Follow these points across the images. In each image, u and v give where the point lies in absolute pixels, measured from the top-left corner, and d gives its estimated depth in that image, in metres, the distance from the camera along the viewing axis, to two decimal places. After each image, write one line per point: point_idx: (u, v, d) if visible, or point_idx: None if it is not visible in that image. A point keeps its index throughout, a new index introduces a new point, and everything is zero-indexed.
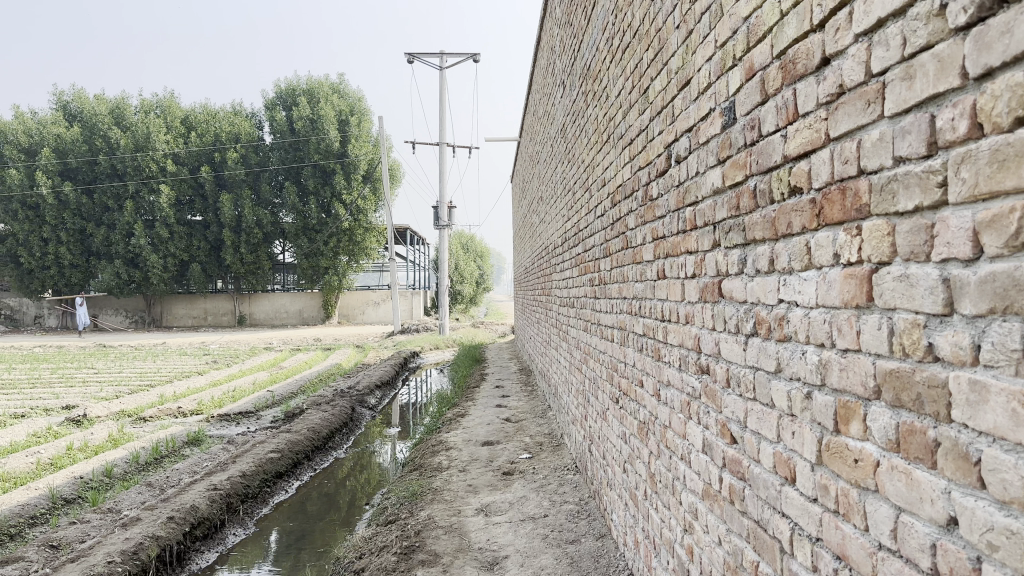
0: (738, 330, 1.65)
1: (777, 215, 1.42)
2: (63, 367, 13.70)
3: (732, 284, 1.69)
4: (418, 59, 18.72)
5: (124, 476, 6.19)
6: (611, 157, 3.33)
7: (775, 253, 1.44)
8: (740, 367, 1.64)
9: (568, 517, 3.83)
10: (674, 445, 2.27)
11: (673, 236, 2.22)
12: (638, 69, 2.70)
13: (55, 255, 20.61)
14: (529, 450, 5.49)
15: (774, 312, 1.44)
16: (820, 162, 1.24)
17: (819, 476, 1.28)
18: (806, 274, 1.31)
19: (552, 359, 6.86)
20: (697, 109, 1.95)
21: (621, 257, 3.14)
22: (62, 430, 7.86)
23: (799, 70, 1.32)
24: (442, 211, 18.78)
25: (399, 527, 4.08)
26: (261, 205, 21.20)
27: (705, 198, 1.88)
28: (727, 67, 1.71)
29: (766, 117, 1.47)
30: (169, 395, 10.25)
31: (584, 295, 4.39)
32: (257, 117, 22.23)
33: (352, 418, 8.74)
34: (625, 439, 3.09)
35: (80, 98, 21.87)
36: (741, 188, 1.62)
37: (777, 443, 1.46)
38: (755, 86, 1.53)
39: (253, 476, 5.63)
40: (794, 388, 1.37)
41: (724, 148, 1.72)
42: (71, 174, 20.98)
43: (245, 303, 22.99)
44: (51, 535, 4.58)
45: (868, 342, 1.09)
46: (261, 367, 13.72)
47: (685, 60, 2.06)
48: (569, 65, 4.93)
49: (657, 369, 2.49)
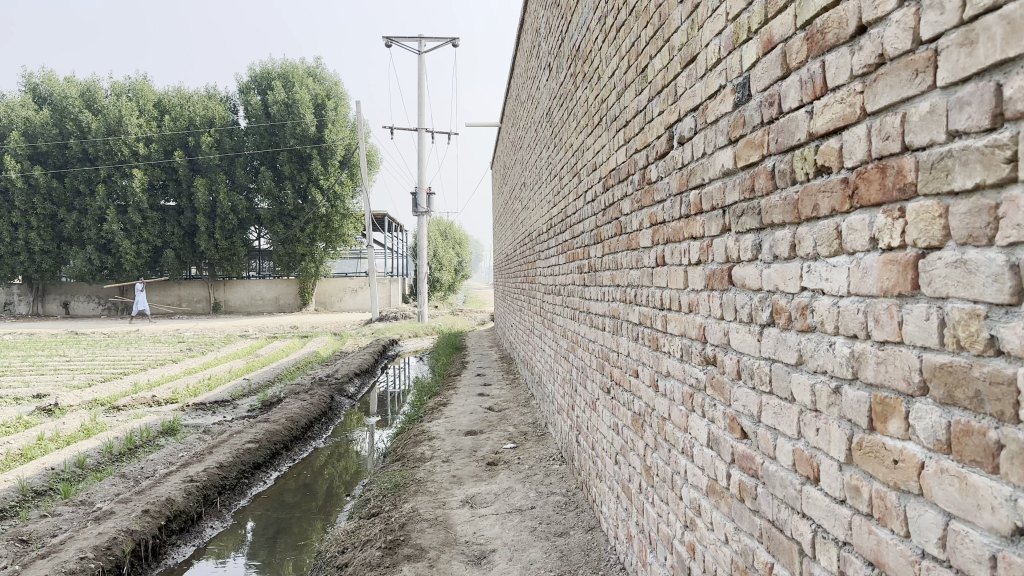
0: (751, 320, 1.56)
1: (801, 197, 1.33)
2: (34, 354, 13.41)
3: (743, 271, 1.60)
4: (396, 43, 18.43)
5: (97, 467, 6.03)
6: (603, 141, 3.23)
7: (797, 237, 1.35)
8: (753, 359, 1.55)
9: (556, 508, 3.75)
10: (673, 438, 2.18)
11: (674, 221, 2.13)
12: (634, 47, 2.60)
13: (25, 241, 20.23)
14: (513, 440, 5.40)
15: (795, 301, 1.35)
16: (854, 139, 1.16)
17: (848, 477, 1.19)
18: (834, 260, 1.22)
19: (535, 348, 6.77)
20: (704, 87, 1.85)
21: (614, 243, 3.04)
22: (33, 419, 7.66)
23: (829, 40, 1.23)
24: (421, 197, 18.55)
25: (383, 520, 3.98)
26: (236, 190, 20.87)
27: (713, 180, 1.78)
28: (741, 41, 1.61)
29: (788, 93, 1.38)
30: (144, 384, 10.05)
31: (572, 283, 4.28)
32: (232, 100, 21.87)
33: (331, 407, 8.59)
34: (617, 431, 3.01)
35: (50, 80, 21.39)
36: (756, 169, 1.53)
37: (797, 440, 1.37)
38: (775, 59, 1.43)
39: (231, 468, 5.49)
40: (818, 382, 1.28)
41: (737, 127, 1.63)
42: (40, 158, 20.52)
43: (220, 290, 22.66)
44: (21, 529, 4.43)
45: (912, 334, 1.01)
46: (237, 355, 13.52)
47: (690, 36, 1.96)
48: (555, 47, 4.83)
49: (654, 359, 2.39)
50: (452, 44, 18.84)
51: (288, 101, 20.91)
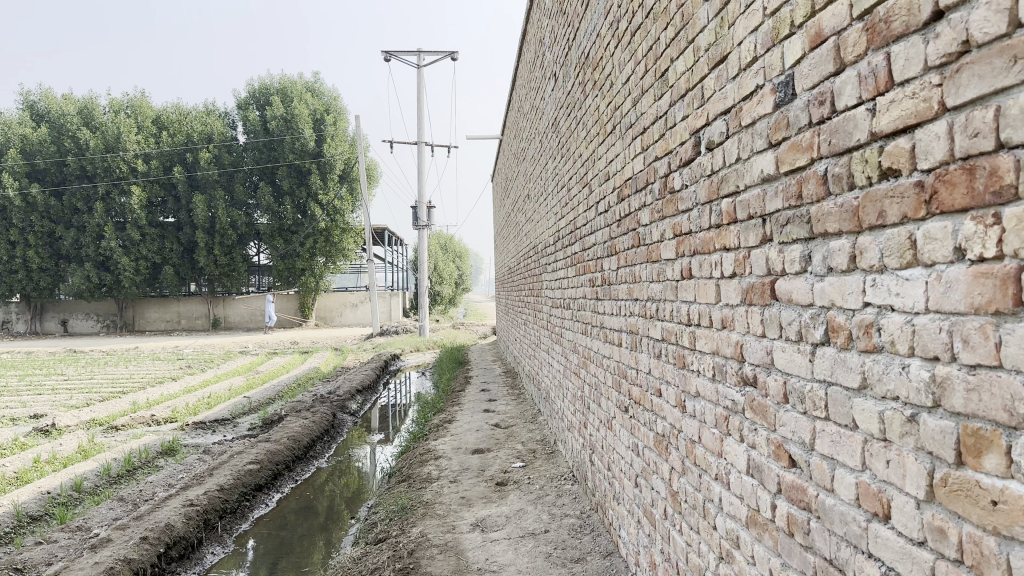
0: (800, 338, 1.43)
1: (861, 204, 1.21)
2: (31, 374, 13.21)
3: (789, 285, 1.47)
4: (395, 57, 18.47)
5: (95, 490, 5.88)
6: (617, 149, 3.11)
7: (858, 246, 1.22)
8: (804, 381, 1.42)
9: (570, 532, 3.60)
10: (704, 463, 2.05)
11: (701, 231, 2.00)
12: (652, 50, 2.48)
13: (23, 258, 20.11)
14: (522, 459, 5.25)
15: (857, 319, 1.23)
16: (930, 137, 1.03)
17: (927, 516, 1.07)
18: (907, 273, 1.09)
19: (541, 362, 6.64)
20: (737, 88, 1.72)
21: (631, 256, 2.91)
22: (30, 441, 7.51)
23: (896, 29, 1.10)
24: (422, 211, 18.46)
25: (390, 546, 3.84)
26: (235, 206, 20.77)
27: (750, 186, 1.66)
28: (782, 37, 1.48)
29: (843, 91, 1.26)
30: (143, 402, 9.90)
31: (583, 296, 4.15)
32: (230, 116, 21.84)
33: (334, 425, 8.43)
34: (637, 452, 2.87)
35: (48, 97, 21.34)
36: (804, 173, 1.40)
37: (862, 472, 1.24)
38: (826, 53, 1.31)
39: (232, 490, 5.33)
40: (889, 409, 1.15)
41: (779, 130, 1.50)
42: (38, 176, 20.43)
43: (220, 306, 22.51)
44: (15, 556, 4.28)
45: (1014, 356, 0.89)
46: (237, 372, 13.33)
47: (719, 34, 1.83)
48: (561, 56, 4.73)
49: (681, 378, 2.25)
50: (451, 57, 18.87)
51: (287, 116, 20.92)
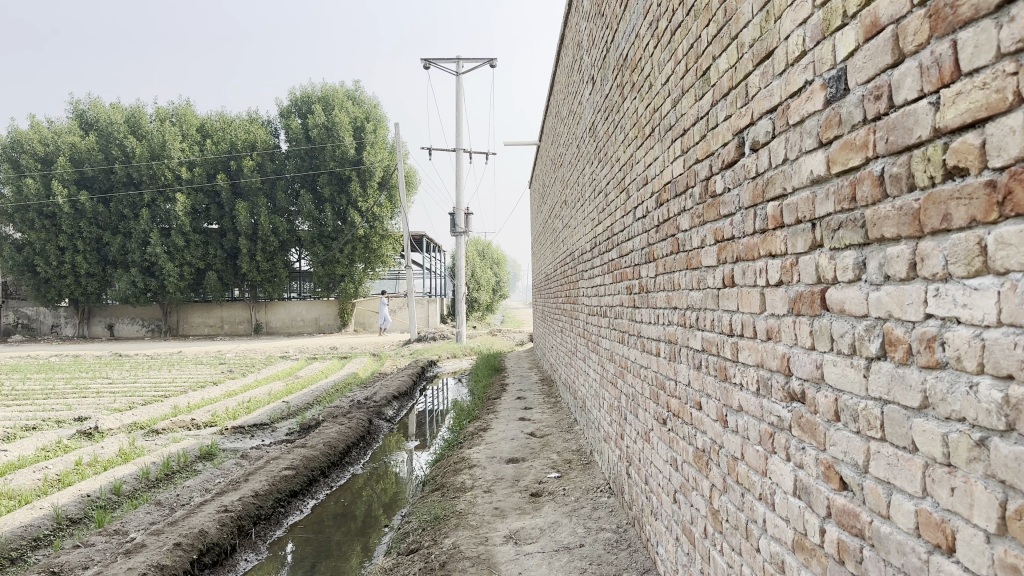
0: (854, 352, 1.33)
1: (923, 205, 1.11)
2: (77, 377, 13.47)
3: (842, 294, 1.37)
4: (435, 65, 18.55)
5: (133, 493, 5.91)
6: (655, 153, 3.02)
7: (919, 252, 1.12)
8: (858, 398, 1.32)
9: (607, 546, 3.49)
10: (747, 481, 1.94)
11: (745, 237, 1.90)
12: (693, 49, 2.38)
13: (72, 263, 20.59)
14: (557, 469, 5.16)
15: (918, 331, 1.12)
16: (1005, 132, 0.93)
17: (999, 551, 0.96)
18: (976, 282, 0.99)
19: (578, 371, 6.54)
20: (785, 83, 1.62)
21: (669, 262, 2.81)
22: (73, 443, 7.61)
23: (963, 14, 1.01)
24: (459, 217, 18.47)
25: (422, 557, 3.78)
26: (277, 213, 21.00)
27: (798, 189, 1.56)
28: (833, 29, 1.39)
29: (902, 83, 1.16)
30: (183, 406, 10.00)
31: (620, 304, 4.05)
32: (273, 125, 22.12)
33: (370, 431, 8.40)
34: (676, 467, 2.77)
35: (97, 106, 21.87)
36: (858, 173, 1.31)
37: (922, 499, 1.13)
38: (883, 43, 1.21)
39: (267, 496, 5.33)
40: (954, 431, 1.05)
41: (831, 127, 1.40)
42: (87, 183, 20.90)
43: (262, 311, 22.76)
44: (53, 560, 4.32)
45: None
46: (277, 377, 13.42)
47: (765, 29, 1.74)
48: (599, 59, 4.65)
49: (723, 392, 2.14)
50: (489, 65, 18.89)
51: (328, 125, 21.15)
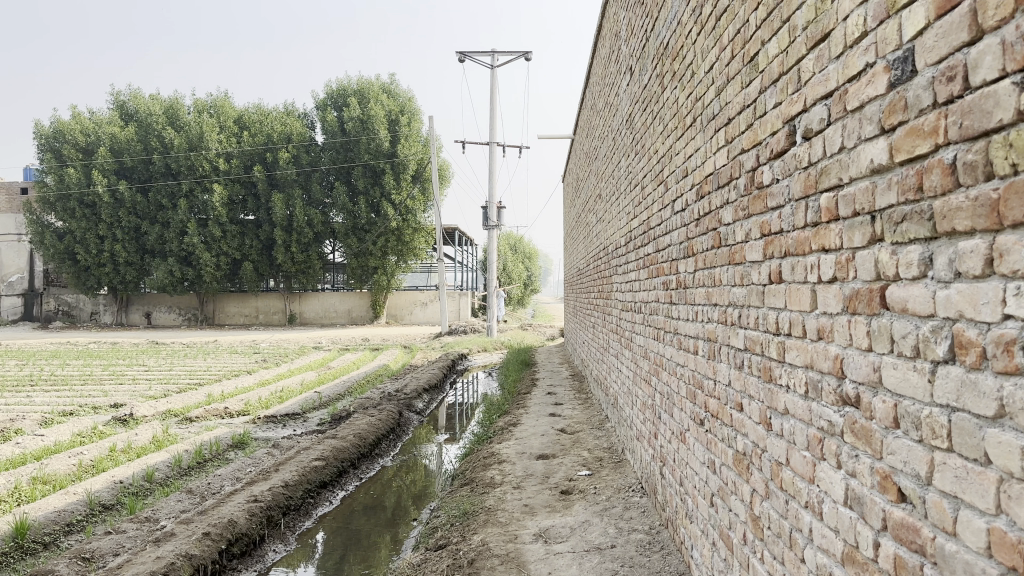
0: (917, 354, 1.23)
1: (1002, 195, 1.01)
2: (114, 364, 13.65)
3: (904, 292, 1.27)
4: (469, 58, 18.44)
5: (165, 481, 5.95)
6: (697, 143, 2.92)
7: (997, 248, 1.02)
8: (921, 405, 1.22)
9: (639, 549, 3.40)
10: (793, 488, 1.84)
11: (794, 231, 1.81)
12: (740, 34, 2.28)
13: (111, 252, 20.94)
14: (588, 466, 5.08)
15: (994, 334, 1.03)
16: None
17: None
18: None
19: (610, 367, 6.44)
20: (842, 68, 1.53)
21: (710, 258, 2.71)
22: (107, 430, 7.68)
23: None
24: (492, 211, 18.39)
25: (450, 554, 3.73)
26: (312, 205, 21.12)
27: (857, 179, 1.46)
28: (900, 6, 1.28)
29: (980, 62, 1.06)
30: (217, 395, 10.07)
31: (657, 300, 3.94)
32: (309, 117, 22.23)
33: (400, 423, 8.37)
34: (713, 469, 2.68)
35: (136, 97, 22.12)
36: (926, 162, 1.21)
37: (994, 517, 1.04)
38: (958, 19, 1.11)
39: (297, 487, 5.32)
40: None
41: (894, 112, 1.30)
42: (126, 173, 21.23)
43: (296, 302, 22.97)
44: (85, 545, 4.34)
45: None
46: (310, 367, 13.48)
47: (820, 10, 1.63)
48: (638, 49, 4.54)
49: (767, 394, 2.04)
50: (524, 58, 18.74)
51: (363, 117, 21.15)
